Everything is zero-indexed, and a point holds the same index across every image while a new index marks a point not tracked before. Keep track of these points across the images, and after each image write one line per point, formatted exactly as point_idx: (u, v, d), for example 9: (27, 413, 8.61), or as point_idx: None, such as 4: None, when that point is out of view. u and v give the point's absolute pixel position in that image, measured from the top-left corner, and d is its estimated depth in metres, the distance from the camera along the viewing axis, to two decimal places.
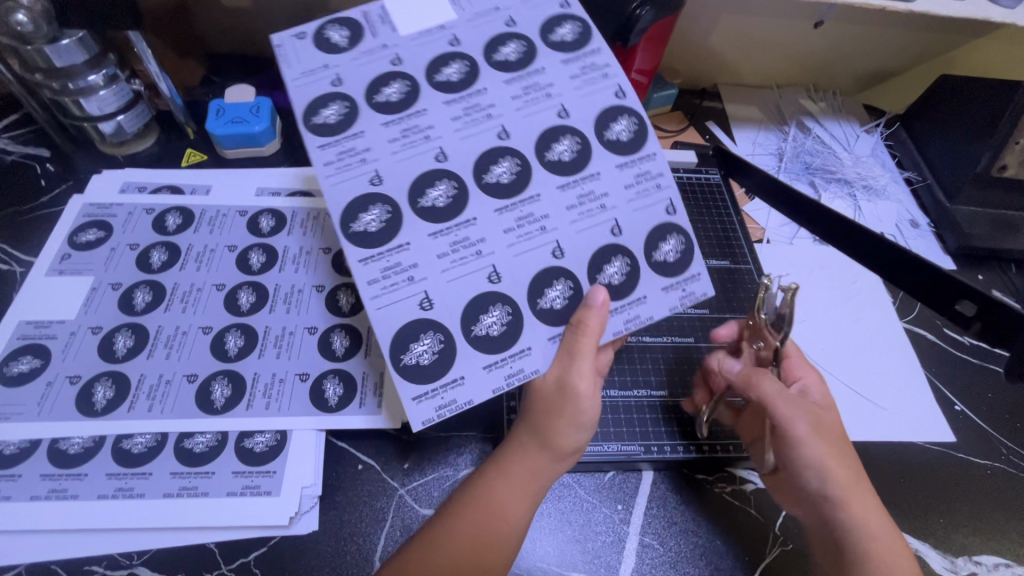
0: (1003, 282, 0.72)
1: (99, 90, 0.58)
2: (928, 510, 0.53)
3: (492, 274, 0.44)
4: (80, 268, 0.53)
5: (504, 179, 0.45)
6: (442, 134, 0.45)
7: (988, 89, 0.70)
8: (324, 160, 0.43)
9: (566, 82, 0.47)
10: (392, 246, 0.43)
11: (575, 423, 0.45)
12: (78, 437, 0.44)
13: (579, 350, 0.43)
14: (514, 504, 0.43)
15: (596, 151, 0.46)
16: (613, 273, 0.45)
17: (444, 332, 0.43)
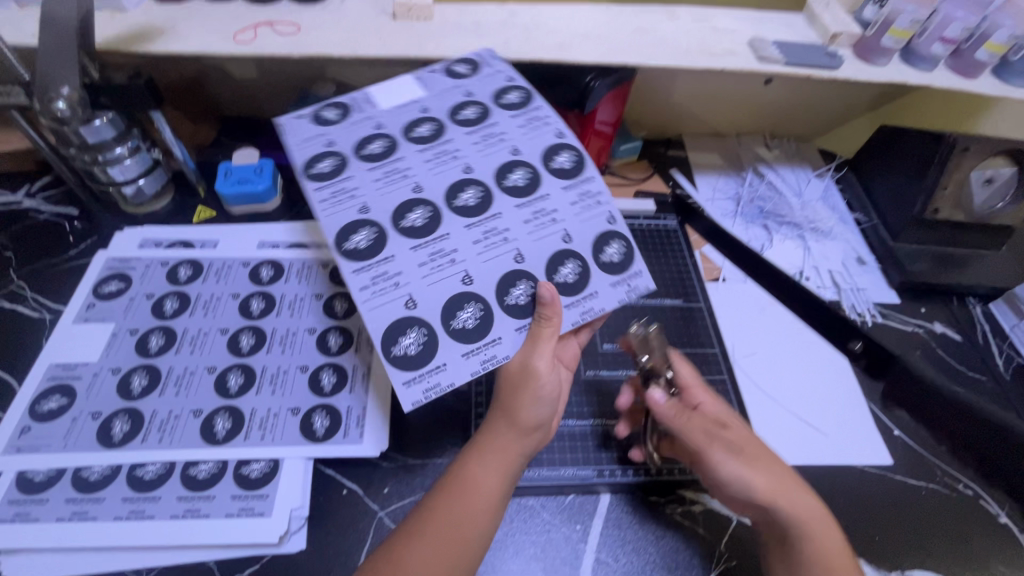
0: (944, 315, 0.77)
1: (125, 160, 0.67)
2: (866, 528, 0.58)
3: (465, 277, 0.54)
4: (102, 316, 0.60)
5: (470, 203, 0.56)
6: (416, 173, 0.57)
7: (919, 140, 0.77)
8: (319, 198, 0.55)
9: (514, 129, 0.61)
10: (381, 258, 0.53)
11: (540, 402, 0.52)
12: (98, 466, 0.50)
13: (541, 335, 0.52)
14: (492, 478, 0.50)
15: (544, 179, 0.58)
16: (567, 272, 0.56)
17: (425, 326, 0.52)
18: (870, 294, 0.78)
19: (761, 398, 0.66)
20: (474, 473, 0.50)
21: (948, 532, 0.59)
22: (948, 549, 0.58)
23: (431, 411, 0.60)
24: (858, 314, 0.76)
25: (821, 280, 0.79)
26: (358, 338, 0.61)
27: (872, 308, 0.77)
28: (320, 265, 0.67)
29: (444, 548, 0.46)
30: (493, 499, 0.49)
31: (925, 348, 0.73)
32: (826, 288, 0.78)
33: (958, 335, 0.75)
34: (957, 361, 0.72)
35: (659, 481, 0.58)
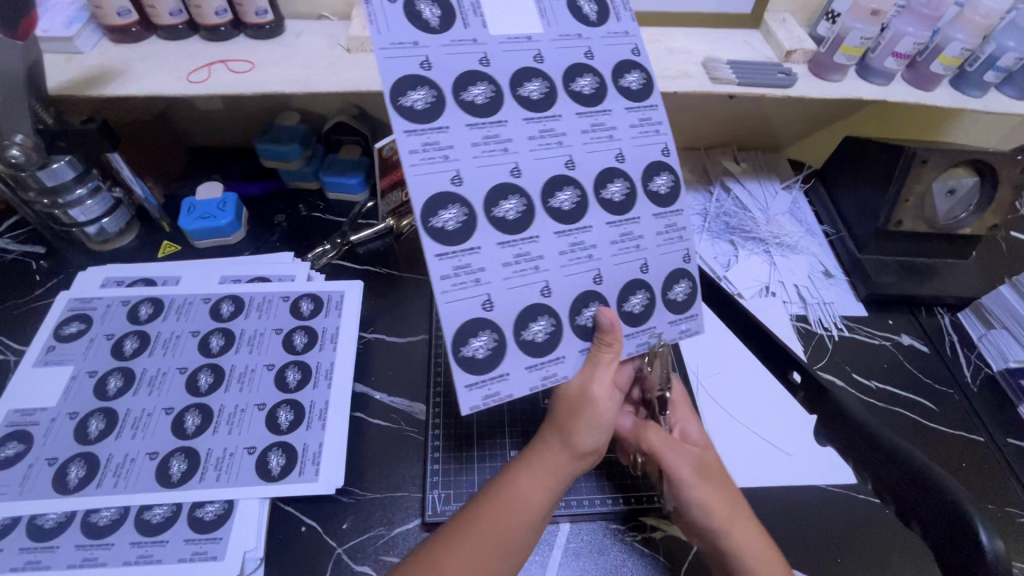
0: (911, 326, 0.77)
1: (86, 200, 0.68)
2: (829, 551, 0.57)
3: (544, 288, 0.49)
4: (62, 359, 0.61)
5: (565, 205, 0.50)
6: (518, 150, 0.48)
7: (880, 150, 0.77)
8: (409, 147, 0.44)
9: (625, 127, 0.52)
10: (465, 247, 0.46)
11: (601, 428, 0.50)
12: (53, 513, 0.51)
13: (602, 361, 0.49)
14: (539, 498, 0.48)
15: (639, 199, 0.52)
16: (636, 303, 0.52)
17: (498, 331, 0.47)
18: (838, 307, 0.78)
19: (724, 419, 0.66)
20: (523, 490, 0.47)
21: (915, 551, 0.58)
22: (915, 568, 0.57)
23: (391, 444, 0.61)
24: (824, 328, 0.76)
25: (788, 295, 0.79)
26: (315, 372, 0.62)
27: (839, 321, 0.77)
28: (281, 298, 0.68)
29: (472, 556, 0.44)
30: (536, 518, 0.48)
31: (891, 361, 0.73)
32: (794, 303, 0.78)
33: (925, 348, 0.75)
34: (924, 374, 0.72)
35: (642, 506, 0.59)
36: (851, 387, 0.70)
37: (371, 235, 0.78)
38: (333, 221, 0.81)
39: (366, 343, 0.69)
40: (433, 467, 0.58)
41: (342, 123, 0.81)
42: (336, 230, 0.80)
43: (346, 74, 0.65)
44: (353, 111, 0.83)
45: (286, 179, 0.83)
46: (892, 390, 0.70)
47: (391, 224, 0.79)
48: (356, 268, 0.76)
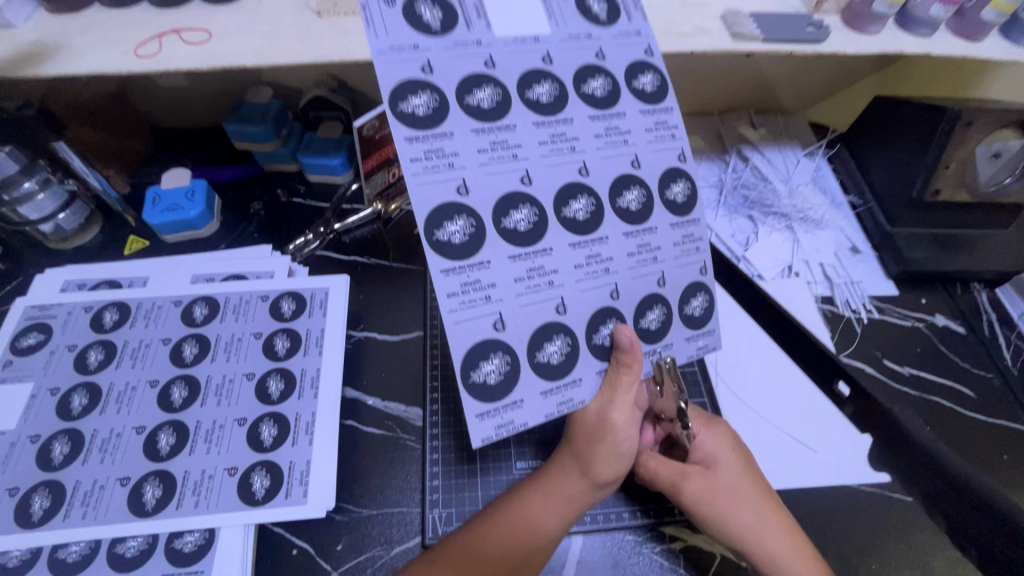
0: (946, 305, 0.71)
1: (36, 195, 0.62)
2: (864, 556, 0.52)
3: (560, 305, 0.42)
4: (20, 375, 0.55)
5: (580, 216, 0.43)
6: (528, 156, 0.42)
7: (917, 111, 0.69)
8: (411, 154, 0.38)
9: (641, 131, 0.45)
10: (473, 261, 0.40)
11: (616, 453, 0.47)
12: (17, 550, 0.46)
13: (620, 384, 0.44)
14: (550, 522, 0.45)
15: (656, 208, 0.46)
16: (652, 320, 0.46)
17: (513, 354, 0.41)
18: (867, 287, 0.71)
19: (745, 415, 0.61)
20: (533, 512, 0.45)
21: (957, 555, 0.52)
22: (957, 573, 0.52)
23: (386, 454, 0.55)
24: (852, 310, 0.70)
25: (812, 275, 0.72)
26: (300, 381, 0.57)
27: (867, 302, 0.70)
28: (259, 297, 0.62)
29: None
30: (547, 543, 0.45)
31: (925, 345, 0.67)
32: (819, 283, 0.72)
33: (962, 329, 0.69)
34: (960, 358, 0.66)
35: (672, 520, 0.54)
36: (882, 375, 0.64)
37: (358, 222, 0.71)
38: (316, 206, 0.74)
39: (356, 342, 0.62)
40: (432, 482, 0.53)
41: (320, 96, 0.73)
42: (319, 216, 0.73)
43: (314, 36, 0.54)
44: (331, 84, 0.75)
45: (262, 162, 0.75)
46: (928, 376, 0.64)
47: (378, 208, 0.71)
48: (341, 258, 0.69)
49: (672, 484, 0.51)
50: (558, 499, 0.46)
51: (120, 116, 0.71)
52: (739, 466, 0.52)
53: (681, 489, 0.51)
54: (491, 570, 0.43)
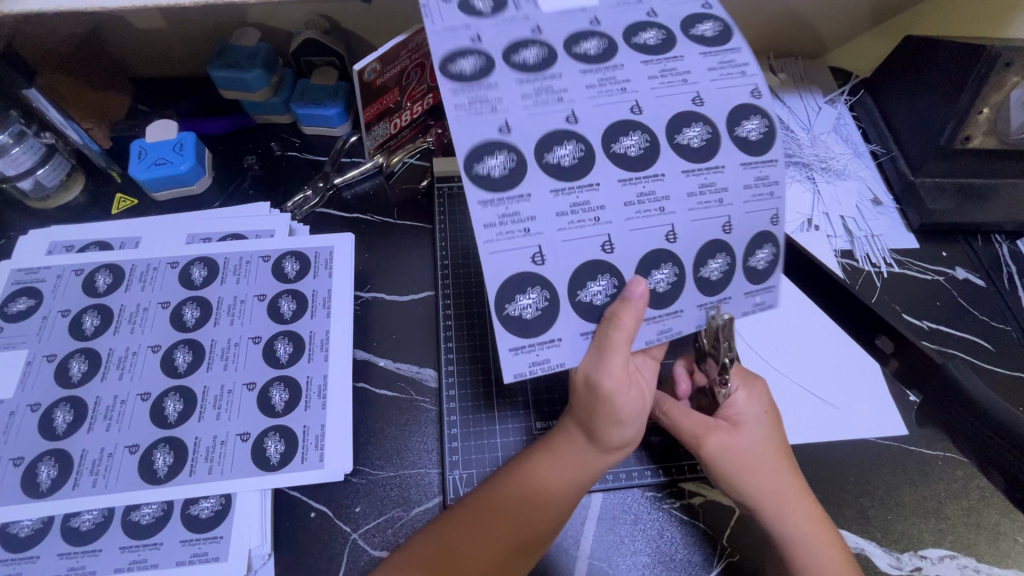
0: (967, 257, 0.69)
1: (10, 149, 0.57)
2: (882, 507, 0.52)
3: (606, 243, 0.41)
4: (13, 341, 0.52)
5: (632, 151, 0.42)
6: (574, 98, 0.42)
7: (950, 53, 0.65)
8: (454, 97, 0.40)
9: (703, 70, 0.44)
10: (514, 194, 0.40)
11: (616, 421, 0.43)
12: (27, 520, 0.45)
13: (607, 346, 0.40)
14: (557, 486, 0.43)
15: (723, 146, 0.43)
16: (714, 269, 0.44)
17: (551, 289, 0.40)
18: (887, 240, 0.69)
19: (763, 370, 0.59)
20: (542, 476, 0.44)
21: (970, 506, 0.52)
22: (969, 523, 0.52)
23: (399, 416, 0.53)
24: (873, 264, 0.68)
25: (832, 228, 0.70)
26: (309, 344, 0.55)
27: (888, 255, 0.68)
28: (260, 258, 0.59)
29: (483, 555, 0.42)
30: (557, 510, 0.44)
31: (944, 298, 0.65)
32: (840, 237, 0.70)
33: (982, 282, 0.67)
34: (979, 311, 0.64)
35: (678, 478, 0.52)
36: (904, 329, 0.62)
37: (359, 177, 0.67)
38: (313, 161, 0.69)
39: (363, 303, 0.60)
40: (450, 445, 0.52)
41: (311, 39, 0.66)
42: (317, 170, 0.69)
43: None
44: (323, 26, 0.69)
45: (252, 114, 0.70)
46: (950, 330, 0.63)
47: (380, 161, 0.67)
48: (345, 217, 0.66)
49: (694, 435, 0.49)
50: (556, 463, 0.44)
51: (94, 62, 0.66)
52: (767, 428, 0.49)
53: (704, 443, 0.48)
54: (501, 539, 0.42)
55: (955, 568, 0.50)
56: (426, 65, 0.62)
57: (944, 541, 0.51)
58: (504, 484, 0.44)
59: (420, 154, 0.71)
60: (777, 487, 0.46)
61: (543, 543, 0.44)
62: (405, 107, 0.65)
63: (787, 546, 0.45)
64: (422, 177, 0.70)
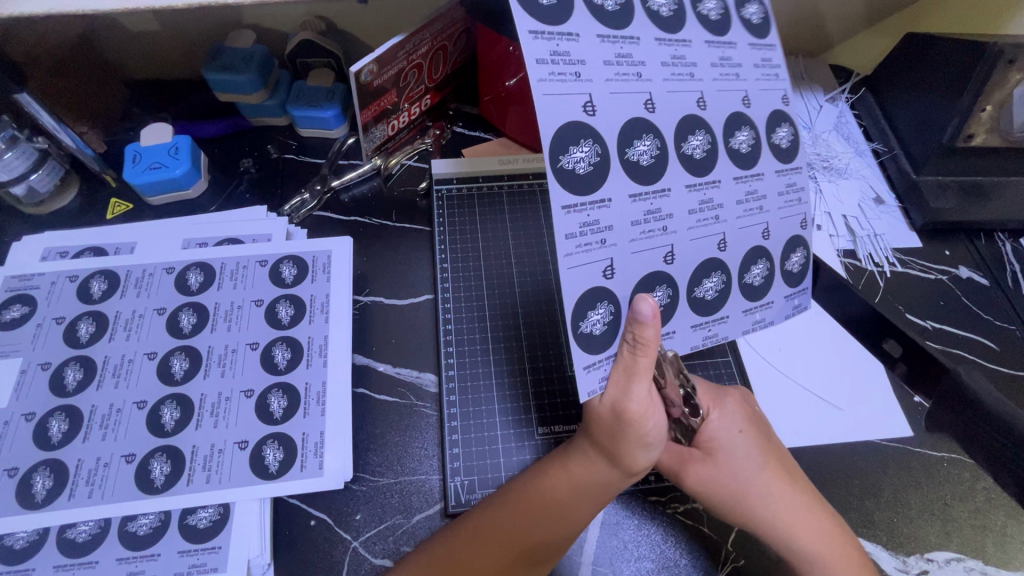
0: (970, 255, 0.68)
1: (4, 154, 0.56)
2: (886, 509, 0.51)
3: (668, 254, 0.40)
4: (7, 350, 0.52)
5: (699, 153, 0.41)
6: (652, 76, 0.38)
7: (952, 51, 0.64)
8: (537, 55, 0.33)
9: (749, 66, 0.43)
10: (594, 199, 0.36)
11: (644, 442, 0.43)
12: (23, 532, 0.44)
13: (635, 371, 0.39)
14: (576, 502, 0.43)
15: (762, 153, 0.44)
16: (757, 274, 0.45)
17: (616, 303, 0.38)
18: (890, 240, 0.69)
19: (766, 372, 0.59)
20: (559, 492, 0.43)
21: (977, 508, 0.52)
22: (976, 524, 0.51)
23: (399, 422, 0.53)
24: (875, 264, 0.67)
25: (834, 228, 0.70)
26: (307, 349, 0.54)
27: (891, 255, 0.68)
28: (257, 262, 0.58)
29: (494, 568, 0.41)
30: (571, 526, 0.44)
31: (947, 298, 0.65)
32: (841, 237, 0.69)
33: (985, 280, 0.66)
34: (983, 311, 0.64)
35: (659, 484, 0.52)
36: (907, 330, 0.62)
37: (357, 178, 0.67)
38: (310, 163, 0.69)
39: (362, 308, 0.59)
40: (451, 450, 0.51)
41: (306, 40, 0.66)
42: (314, 172, 0.68)
43: None
44: (320, 27, 0.68)
45: (247, 115, 0.69)
46: (954, 329, 0.62)
47: (377, 163, 0.67)
48: (342, 219, 0.65)
49: (672, 470, 0.49)
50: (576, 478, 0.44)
51: (90, 65, 0.65)
52: (753, 442, 0.48)
53: (684, 477, 0.48)
54: (514, 553, 0.42)
55: (961, 570, 0.49)
56: (423, 66, 0.62)
57: (950, 543, 0.50)
58: (525, 495, 0.44)
59: (418, 154, 0.70)
60: (768, 505, 0.46)
61: (551, 558, 0.44)
62: (402, 108, 0.65)
63: (794, 554, 0.45)
64: (421, 178, 0.69)
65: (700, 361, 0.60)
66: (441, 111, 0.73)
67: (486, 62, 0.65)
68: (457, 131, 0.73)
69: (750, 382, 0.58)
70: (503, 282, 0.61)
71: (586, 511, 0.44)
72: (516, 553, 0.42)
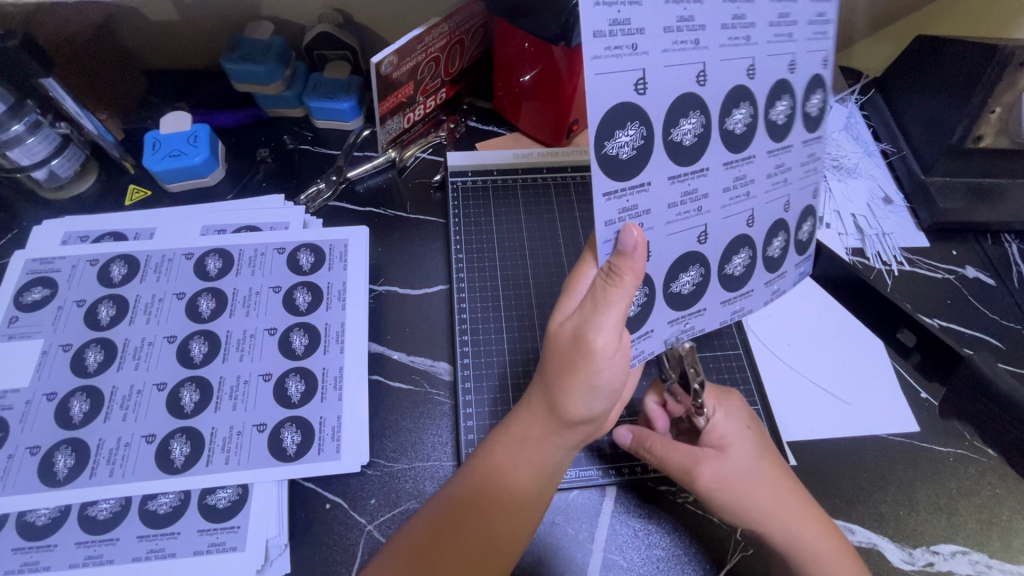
0: (977, 256, 0.69)
1: (26, 139, 0.57)
2: (891, 502, 0.52)
3: (702, 234, 0.41)
4: (28, 331, 0.52)
5: (741, 128, 0.41)
6: (708, 45, 0.37)
7: (963, 52, 0.65)
8: (595, 28, 0.32)
9: (805, 23, 0.42)
10: (636, 184, 0.37)
11: (592, 388, 0.39)
12: (45, 509, 0.45)
13: (606, 304, 0.37)
14: (527, 471, 0.41)
15: (796, 124, 0.44)
16: (776, 246, 0.46)
17: (651, 286, 0.41)
18: (898, 239, 0.69)
19: (776, 367, 0.60)
20: (508, 464, 0.41)
21: (983, 503, 0.53)
22: (981, 519, 0.52)
23: (413, 409, 0.53)
24: (884, 262, 0.68)
25: (843, 226, 0.71)
26: (325, 336, 0.55)
27: (899, 254, 0.68)
28: (275, 250, 0.59)
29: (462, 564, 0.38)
30: (528, 500, 0.41)
31: (954, 297, 0.65)
32: (851, 235, 0.70)
33: (992, 281, 0.67)
34: (990, 310, 0.64)
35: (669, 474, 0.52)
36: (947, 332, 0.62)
37: (372, 170, 0.67)
38: (325, 154, 0.69)
39: (377, 296, 0.60)
40: (466, 436, 0.51)
41: (326, 33, 0.67)
42: (329, 163, 0.69)
43: None
44: (337, 19, 0.69)
45: (264, 106, 0.70)
46: (962, 329, 0.63)
47: (392, 155, 0.67)
48: (357, 210, 0.65)
49: (683, 471, 0.48)
50: (533, 451, 0.41)
51: (108, 54, 0.65)
52: (754, 444, 0.49)
53: (696, 477, 0.47)
54: (473, 546, 0.39)
55: (967, 563, 0.50)
56: (439, 59, 0.63)
57: (956, 537, 0.51)
58: (474, 476, 0.41)
59: (433, 148, 0.71)
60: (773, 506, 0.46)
61: (514, 552, 0.40)
62: (418, 101, 0.66)
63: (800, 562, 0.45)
64: (435, 170, 0.69)
65: (711, 354, 0.60)
66: (456, 104, 0.73)
67: (502, 57, 0.65)
68: (470, 125, 0.73)
69: (761, 375, 0.59)
70: (517, 272, 0.62)
71: (537, 479, 0.41)
72: (478, 545, 0.39)
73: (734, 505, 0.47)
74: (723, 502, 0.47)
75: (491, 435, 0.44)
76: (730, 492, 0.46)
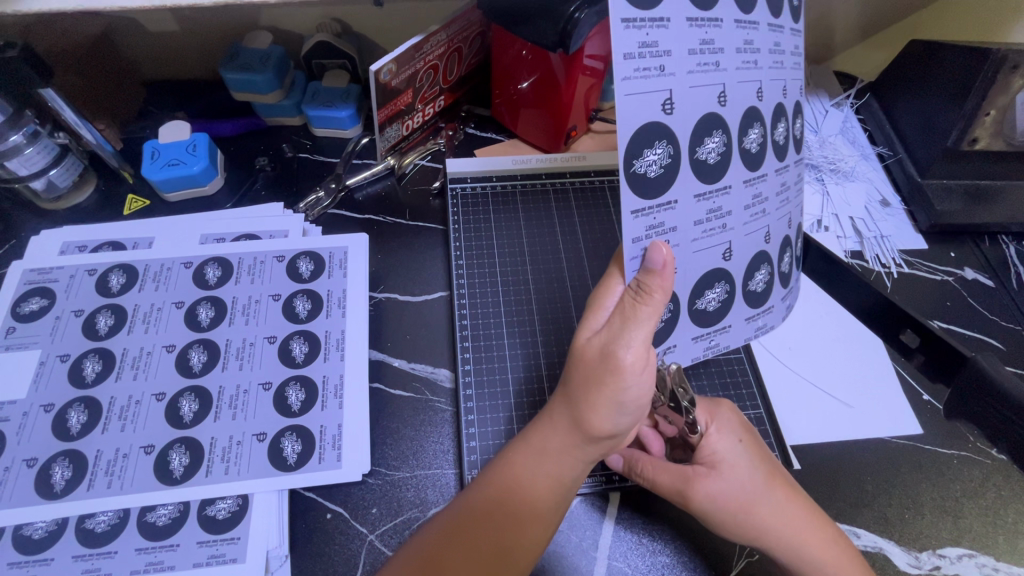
0: (975, 257, 0.69)
1: (24, 149, 0.57)
2: (896, 505, 0.52)
3: (726, 251, 0.42)
4: (26, 342, 0.52)
5: (755, 146, 0.42)
6: (725, 66, 0.38)
7: (956, 55, 0.65)
8: (626, 49, 0.32)
9: (792, 50, 0.44)
10: (662, 202, 0.37)
11: (618, 404, 0.39)
12: (41, 522, 0.44)
13: (636, 321, 0.37)
14: (546, 484, 0.40)
15: (794, 145, 0.46)
16: (788, 261, 0.48)
17: (676, 302, 0.42)
18: (897, 241, 0.70)
19: (778, 371, 0.59)
20: (527, 476, 0.40)
21: (988, 505, 0.52)
22: (986, 521, 0.51)
23: (415, 417, 0.53)
24: (883, 265, 0.68)
25: (842, 229, 0.71)
26: (325, 344, 0.55)
27: (898, 257, 0.69)
28: (274, 258, 0.59)
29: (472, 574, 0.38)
30: (544, 512, 0.40)
31: (953, 299, 0.66)
32: (849, 238, 0.70)
33: (990, 282, 0.67)
34: (990, 312, 0.64)
35: None
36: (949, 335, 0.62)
37: (370, 178, 0.67)
38: (324, 162, 0.69)
39: (377, 304, 0.59)
40: (468, 444, 0.51)
41: (322, 41, 0.68)
42: (328, 171, 0.69)
43: None
44: (335, 29, 0.69)
45: (263, 115, 0.70)
46: (962, 330, 0.63)
47: (391, 163, 0.67)
48: (356, 217, 0.65)
49: (678, 492, 0.47)
50: (555, 464, 0.40)
51: (108, 64, 0.65)
52: (751, 456, 0.48)
53: (690, 497, 0.47)
54: (485, 557, 0.38)
55: (973, 566, 0.49)
56: (438, 67, 0.64)
57: (961, 540, 0.51)
58: (491, 487, 0.40)
59: (432, 155, 0.71)
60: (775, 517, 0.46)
61: (527, 564, 0.39)
62: (417, 109, 0.66)
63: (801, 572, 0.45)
64: (434, 178, 0.69)
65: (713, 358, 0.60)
66: (454, 112, 0.74)
67: (500, 65, 0.66)
68: (469, 132, 0.74)
69: (763, 379, 0.59)
70: (518, 279, 0.62)
71: (555, 492, 0.41)
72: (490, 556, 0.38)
73: (733, 518, 0.46)
74: (721, 518, 0.46)
75: (511, 445, 0.43)
76: (727, 507, 0.46)
